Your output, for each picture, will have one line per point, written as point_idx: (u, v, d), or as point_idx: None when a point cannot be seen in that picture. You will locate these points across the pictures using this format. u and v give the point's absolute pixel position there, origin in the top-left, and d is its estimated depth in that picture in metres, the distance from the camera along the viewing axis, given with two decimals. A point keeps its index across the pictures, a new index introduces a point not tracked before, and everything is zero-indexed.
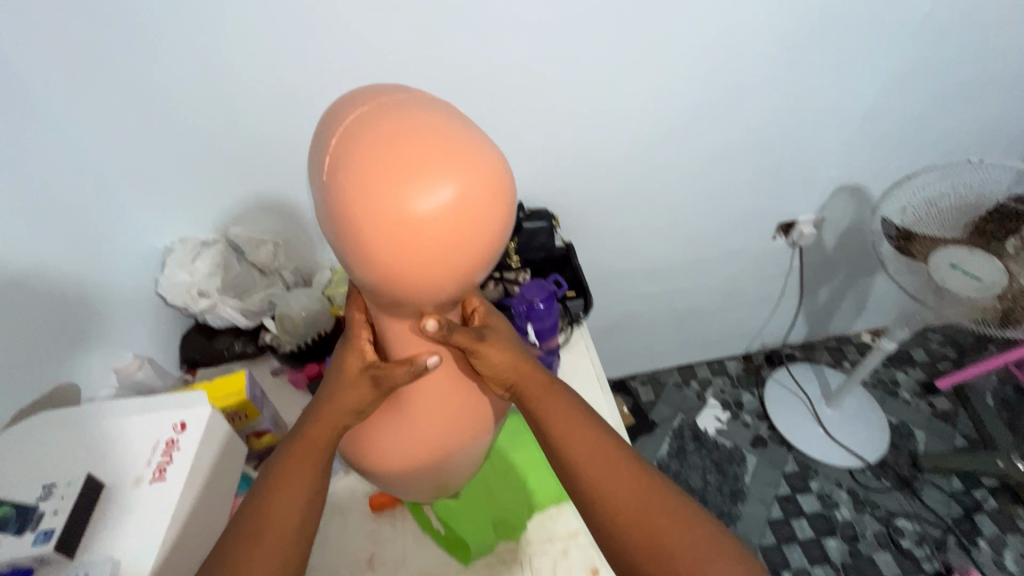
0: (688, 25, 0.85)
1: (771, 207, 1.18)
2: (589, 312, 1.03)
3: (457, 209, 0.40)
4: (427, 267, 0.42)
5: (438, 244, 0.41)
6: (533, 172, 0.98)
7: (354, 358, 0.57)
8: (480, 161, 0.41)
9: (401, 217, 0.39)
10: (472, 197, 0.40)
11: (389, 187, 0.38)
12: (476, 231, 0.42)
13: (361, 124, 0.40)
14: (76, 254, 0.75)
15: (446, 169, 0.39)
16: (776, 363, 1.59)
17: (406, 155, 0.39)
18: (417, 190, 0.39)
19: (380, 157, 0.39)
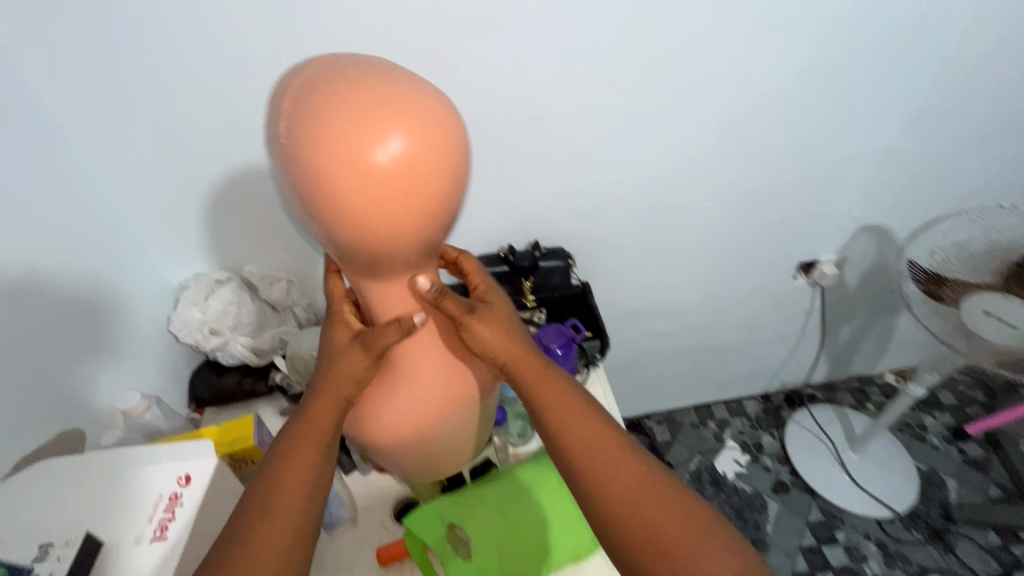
0: (708, 68, 0.84)
1: (791, 247, 1.16)
2: (606, 353, 1.01)
3: (413, 157, 0.39)
4: (395, 220, 0.41)
5: (402, 195, 0.40)
6: (549, 212, 0.97)
7: (338, 338, 0.58)
8: (427, 104, 0.40)
9: (363, 169, 0.38)
10: (427, 144, 0.39)
11: (344, 139, 0.37)
12: (438, 179, 0.41)
13: (306, 86, 0.39)
14: (91, 294, 0.75)
15: (397, 118, 0.38)
16: (796, 404, 1.54)
17: (358, 108, 0.38)
18: (372, 141, 0.38)
19: (333, 116, 0.38)
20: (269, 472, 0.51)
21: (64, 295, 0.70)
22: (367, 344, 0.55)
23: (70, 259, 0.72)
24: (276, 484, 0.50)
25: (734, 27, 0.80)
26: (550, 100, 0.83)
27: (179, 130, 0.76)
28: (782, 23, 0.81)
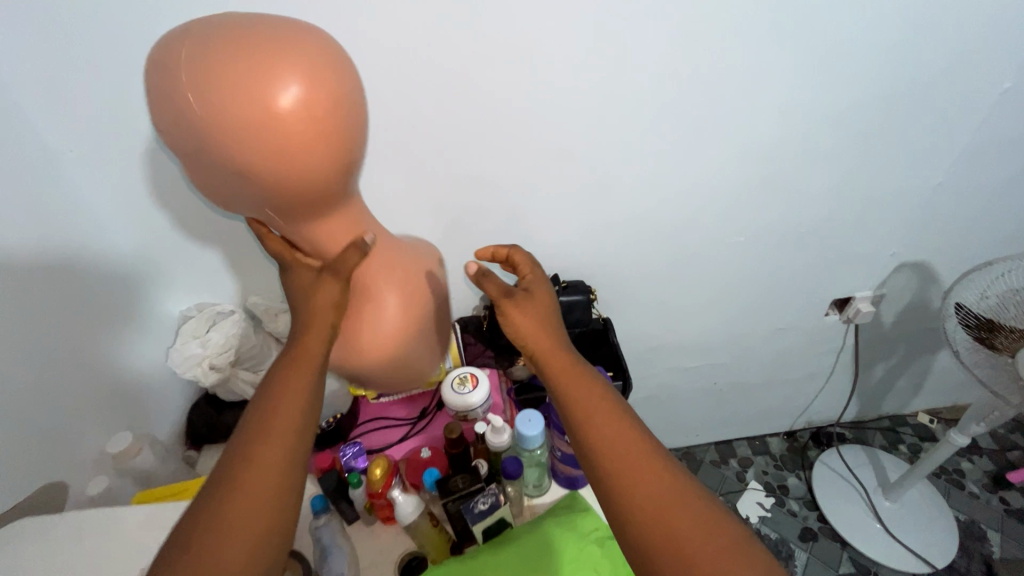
0: (748, 98, 0.78)
1: (825, 283, 1.10)
2: (628, 395, 0.94)
3: (316, 100, 0.36)
4: (312, 166, 0.39)
5: (312, 141, 0.37)
6: (571, 243, 0.92)
7: (300, 277, 0.51)
8: (319, 44, 0.37)
9: (265, 119, 0.35)
10: (330, 87, 0.37)
11: (233, 90, 0.34)
12: (346, 122, 0.39)
13: (182, 54, 0.35)
14: (82, 337, 0.70)
15: (293, 61, 0.35)
16: (824, 444, 1.46)
17: (248, 51, 0.34)
18: (266, 85, 0.34)
19: (219, 63, 0.34)
20: (253, 412, 0.46)
21: (50, 342, 0.66)
22: (337, 268, 0.49)
23: (60, 302, 0.67)
24: (264, 419, 0.45)
25: (782, 59, 0.75)
26: (580, 133, 0.77)
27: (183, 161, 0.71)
28: (833, 54, 0.75)
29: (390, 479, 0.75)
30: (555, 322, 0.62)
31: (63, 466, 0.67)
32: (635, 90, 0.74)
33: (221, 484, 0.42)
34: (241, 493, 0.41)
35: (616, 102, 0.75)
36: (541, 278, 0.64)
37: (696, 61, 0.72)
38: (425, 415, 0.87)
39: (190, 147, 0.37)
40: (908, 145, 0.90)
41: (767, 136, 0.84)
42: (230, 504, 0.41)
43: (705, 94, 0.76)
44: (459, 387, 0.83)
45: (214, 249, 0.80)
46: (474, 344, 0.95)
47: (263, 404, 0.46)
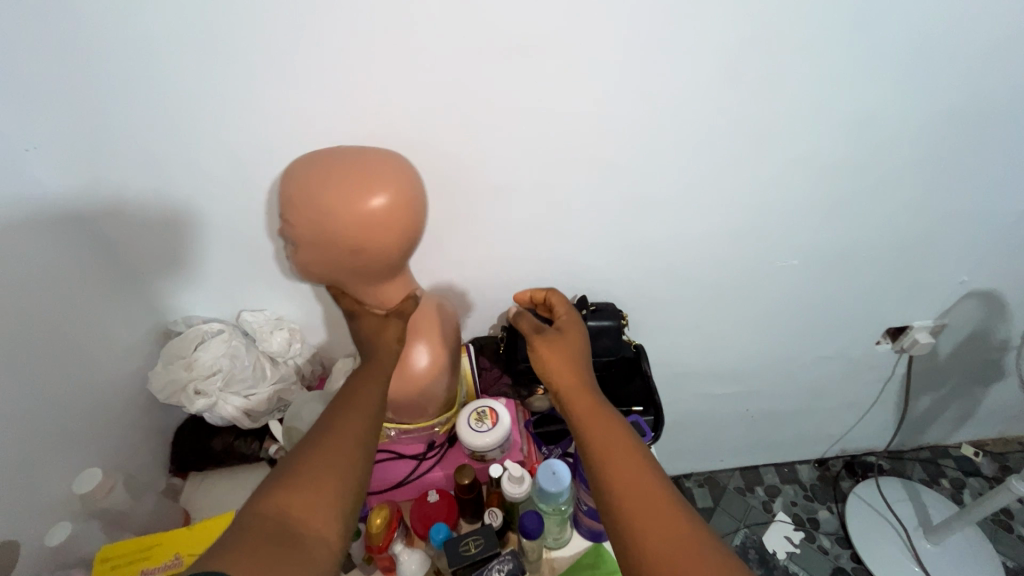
0: (812, 104, 0.68)
1: (878, 310, 0.99)
2: (660, 432, 0.85)
3: (396, 206, 0.51)
4: (384, 248, 0.53)
5: (387, 233, 0.52)
6: (598, 258, 0.83)
7: (368, 323, 0.63)
8: (397, 165, 0.53)
9: (361, 215, 0.50)
10: (407, 196, 0.52)
11: (344, 194, 0.49)
12: (410, 219, 0.53)
13: (313, 167, 0.50)
14: (47, 363, 0.63)
15: (385, 182, 0.51)
16: (858, 475, 1.36)
17: (356, 171, 0.50)
18: (365, 192, 0.49)
19: (339, 177, 0.50)
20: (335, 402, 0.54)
21: (30, 362, 0.60)
22: (402, 314, 0.64)
23: (37, 318, 0.62)
24: (351, 395, 0.55)
25: (855, 59, 0.64)
26: (615, 141, 0.68)
27: (170, 161, 0.63)
28: (915, 58, 0.65)
29: (392, 530, 0.67)
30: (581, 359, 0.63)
31: (33, 509, 0.59)
32: (680, 94, 0.65)
33: (314, 438, 0.49)
34: (333, 443, 0.49)
35: (660, 107, 0.66)
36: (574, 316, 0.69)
37: (754, 61, 0.63)
38: (433, 451, 0.78)
39: (302, 232, 0.51)
40: (994, 161, 0.78)
41: (831, 147, 0.74)
42: (326, 449, 0.48)
43: (763, 101, 0.67)
44: (476, 424, 0.74)
45: (205, 260, 0.74)
46: (489, 369, 0.86)
47: (353, 385, 0.57)
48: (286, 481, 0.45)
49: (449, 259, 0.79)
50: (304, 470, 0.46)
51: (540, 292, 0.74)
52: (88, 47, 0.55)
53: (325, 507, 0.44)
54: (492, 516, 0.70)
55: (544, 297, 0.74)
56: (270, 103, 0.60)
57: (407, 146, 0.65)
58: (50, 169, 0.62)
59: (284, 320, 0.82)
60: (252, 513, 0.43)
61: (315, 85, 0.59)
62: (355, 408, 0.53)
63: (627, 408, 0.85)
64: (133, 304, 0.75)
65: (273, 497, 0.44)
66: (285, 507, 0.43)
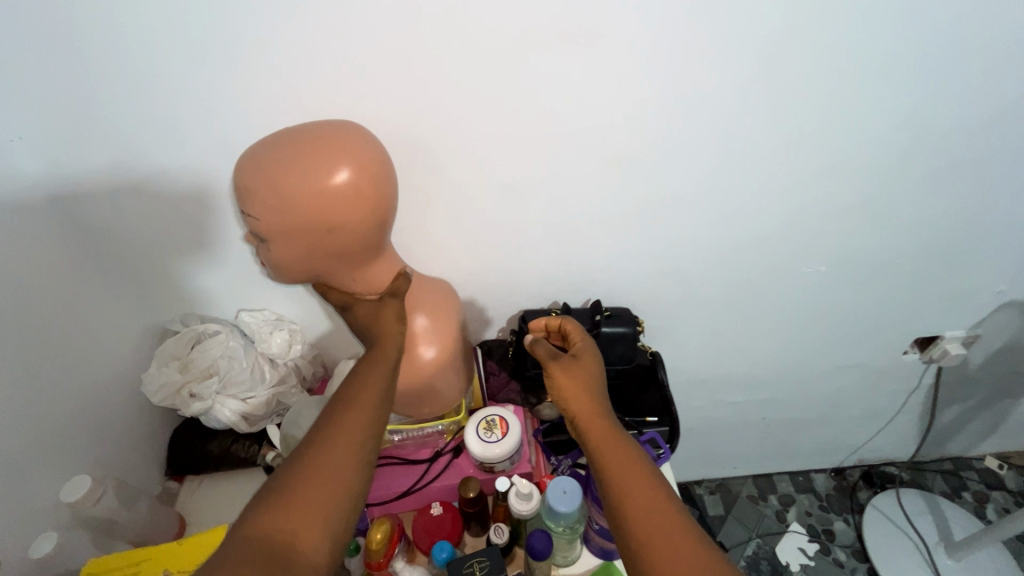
0: (847, 100, 0.64)
1: (907, 319, 0.94)
2: (675, 444, 0.81)
3: (360, 171, 0.48)
4: (358, 226, 0.50)
5: (354, 203, 0.48)
6: (613, 261, 0.79)
7: (363, 311, 0.60)
8: (358, 134, 0.49)
9: (318, 186, 0.47)
10: (375, 165, 0.49)
11: (299, 166, 0.46)
12: (380, 187, 0.49)
13: (266, 146, 0.48)
14: (35, 364, 0.60)
15: (342, 148, 0.47)
16: (876, 485, 1.31)
17: (308, 143, 0.47)
18: (327, 166, 0.46)
19: (291, 149, 0.47)
20: (336, 396, 0.49)
21: (18, 358, 0.58)
22: (397, 293, 0.60)
23: (27, 312, 0.59)
24: (353, 390, 0.49)
25: (897, 52, 0.60)
26: (635, 137, 0.64)
27: (166, 154, 0.61)
28: (964, 52, 0.60)
29: (393, 546, 0.64)
30: (601, 387, 0.58)
31: (18, 514, 0.57)
32: (705, 88, 0.61)
33: (310, 443, 0.44)
34: (331, 454, 0.43)
35: (683, 102, 0.62)
36: (592, 346, 0.63)
37: (788, 54, 0.59)
38: (437, 461, 0.74)
39: (265, 217, 0.48)
40: None
41: (866, 147, 0.69)
42: (318, 461, 0.42)
43: (795, 97, 0.63)
44: (485, 434, 0.71)
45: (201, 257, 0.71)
46: (497, 374, 0.82)
47: (354, 381, 0.50)
48: (281, 500, 0.40)
49: (457, 259, 0.76)
50: (292, 484, 0.41)
51: (556, 320, 0.68)
52: (77, 32, 0.52)
53: (314, 529, 0.39)
54: (498, 533, 0.66)
55: (558, 324, 0.68)
56: (271, 93, 0.57)
57: (415, 140, 0.62)
58: (40, 160, 0.59)
59: (284, 319, 0.79)
60: (240, 534, 0.38)
61: (318, 75, 0.56)
62: (355, 411, 0.47)
63: (641, 418, 0.81)
64: (128, 301, 0.73)
65: (268, 518, 0.39)
66: (268, 528, 0.38)
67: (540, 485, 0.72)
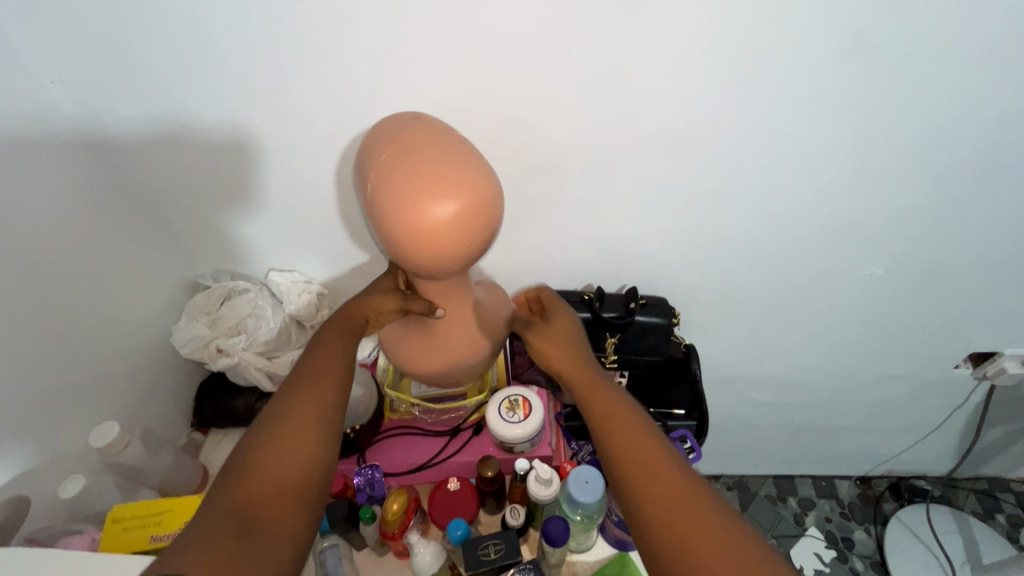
0: (934, 92, 0.57)
1: (962, 332, 0.88)
2: (702, 438, 0.80)
3: (460, 222, 0.41)
4: (435, 262, 0.44)
5: (439, 247, 0.42)
6: (652, 249, 0.76)
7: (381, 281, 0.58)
8: (486, 178, 0.43)
9: (420, 209, 0.40)
10: (478, 212, 0.42)
11: (417, 182, 0.40)
12: (474, 241, 0.44)
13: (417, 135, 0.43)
14: (70, 314, 0.61)
15: (456, 192, 0.41)
16: (903, 498, 1.27)
17: (439, 158, 0.41)
18: (437, 194, 0.40)
19: (421, 155, 0.41)
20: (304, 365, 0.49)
21: (50, 303, 0.58)
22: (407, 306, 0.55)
23: (61, 258, 0.59)
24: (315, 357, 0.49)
25: (1000, 42, 0.53)
26: (692, 120, 0.60)
27: (200, 108, 0.59)
28: None
29: (408, 518, 0.64)
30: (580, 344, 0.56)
31: (45, 455, 0.59)
32: (776, 72, 0.56)
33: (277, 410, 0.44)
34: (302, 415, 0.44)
35: (748, 86, 0.57)
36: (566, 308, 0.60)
37: (878, 36, 0.53)
38: (458, 436, 0.73)
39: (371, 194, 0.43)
40: None
41: (947, 147, 0.63)
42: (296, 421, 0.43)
43: (876, 87, 0.57)
44: (507, 414, 0.69)
45: (233, 214, 0.70)
46: (522, 353, 0.79)
47: (291, 394, 0.46)
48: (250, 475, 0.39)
49: (493, 235, 0.74)
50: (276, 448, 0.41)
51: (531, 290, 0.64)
52: None
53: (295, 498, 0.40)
54: (513, 514, 0.67)
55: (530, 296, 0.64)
56: (314, 48, 0.54)
57: (461, 103, 0.59)
58: (76, 109, 0.59)
59: (313, 283, 0.78)
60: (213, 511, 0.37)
61: (366, 34, 0.53)
62: (316, 382, 0.47)
63: (668, 411, 0.79)
64: (161, 254, 0.73)
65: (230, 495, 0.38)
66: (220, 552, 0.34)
67: (560, 471, 0.70)
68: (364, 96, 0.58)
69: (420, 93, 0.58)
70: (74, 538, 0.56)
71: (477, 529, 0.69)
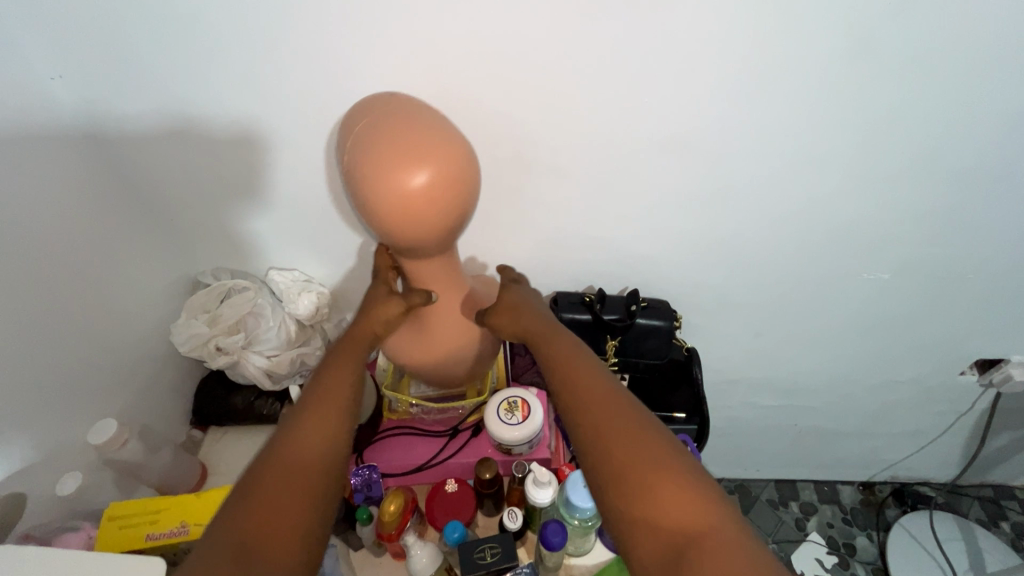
0: (942, 95, 0.56)
1: (969, 337, 0.87)
2: (703, 443, 0.79)
3: (435, 190, 0.42)
4: (411, 232, 0.44)
5: (416, 215, 0.42)
6: (654, 250, 0.75)
7: (375, 291, 0.57)
8: (471, 148, 0.45)
9: (398, 178, 0.40)
10: (452, 176, 0.42)
11: (393, 148, 0.40)
12: (447, 212, 0.44)
13: (392, 106, 0.43)
14: (70, 312, 0.61)
15: (432, 162, 0.41)
16: (906, 505, 1.25)
17: (413, 127, 0.41)
18: (413, 163, 0.40)
19: (395, 123, 0.41)
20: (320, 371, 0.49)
21: (50, 300, 0.58)
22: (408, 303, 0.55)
23: (61, 255, 0.59)
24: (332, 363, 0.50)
25: (1013, 43, 0.52)
26: (696, 119, 0.59)
27: (200, 104, 0.59)
28: None
29: (405, 519, 0.64)
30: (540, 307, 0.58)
31: (44, 451, 0.59)
32: (784, 72, 0.55)
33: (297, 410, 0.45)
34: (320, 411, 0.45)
35: (754, 85, 0.56)
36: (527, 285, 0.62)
37: (887, 35, 0.52)
38: (457, 437, 0.73)
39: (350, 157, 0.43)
40: None
41: (956, 149, 0.62)
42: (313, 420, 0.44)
43: (885, 87, 0.56)
44: (506, 416, 0.68)
45: (233, 211, 0.70)
46: (522, 355, 0.80)
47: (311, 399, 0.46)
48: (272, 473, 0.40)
49: (494, 235, 0.73)
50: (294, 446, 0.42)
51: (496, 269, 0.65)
52: None
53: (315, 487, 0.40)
54: (511, 517, 0.65)
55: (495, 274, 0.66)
56: (315, 45, 0.54)
57: (462, 101, 0.58)
58: (77, 103, 0.59)
59: (313, 282, 0.78)
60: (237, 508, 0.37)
61: (367, 31, 0.53)
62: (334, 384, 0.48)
63: (670, 415, 0.79)
64: (161, 251, 0.73)
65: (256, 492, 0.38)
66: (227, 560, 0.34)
67: (559, 474, 0.70)
68: (364, 92, 0.58)
69: (422, 90, 0.57)
70: (70, 536, 0.56)
71: (475, 531, 0.69)
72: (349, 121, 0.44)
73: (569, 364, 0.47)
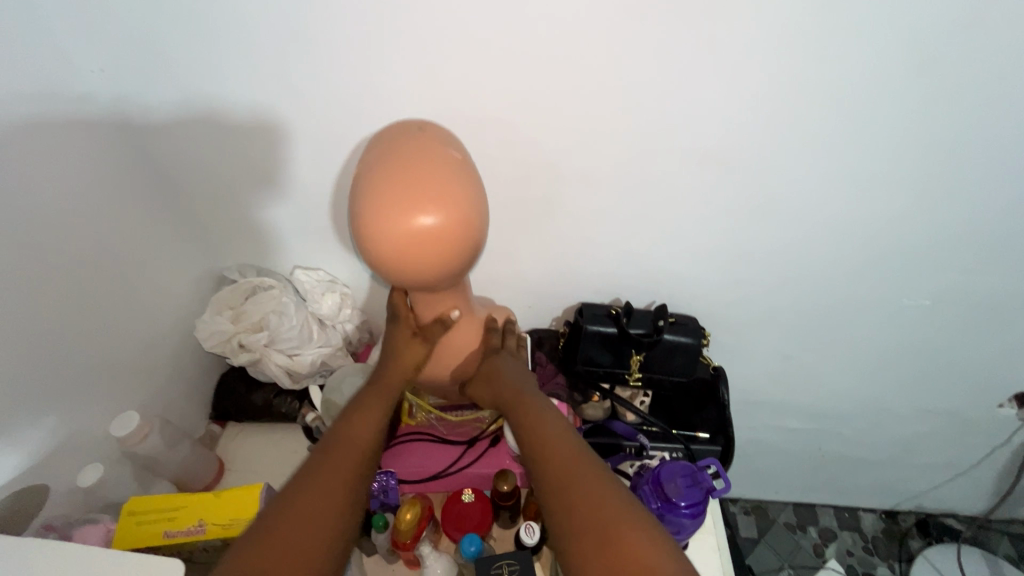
0: (997, 114, 0.54)
1: (1009, 368, 0.83)
2: (728, 464, 0.77)
3: (434, 235, 0.43)
4: (408, 264, 0.45)
5: (416, 251, 0.44)
6: (684, 264, 0.73)
7: (396, 334, 0.59)
8: (480, 211, 0.46)
9: (404, 216, 0.42)
10: (455, 227, 0.44)
11: (403, 188, 0.42)
12: (442, 259, 0.45)
13: (416, 145, 0.45)
14: (99, 302, 0.61)
15: (436, 210, 0.43)
16: (931, 537, 1.21)
17: (425, 175, 0.43)
18: (420, 208, 0.42)
19: (409, 165, 0.43)
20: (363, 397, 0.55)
21: (79, 289, 0.59)
22: (429, 336, 0.59)
23: (92, 245, 0.60)
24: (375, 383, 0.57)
25: None
26: (734, 133, 0.58)
27: (235, 99, 0.59)
28: None
29: (421, 528, 0.62)
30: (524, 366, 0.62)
31: (67, 439, 0.59)
32: (833, 87, 0.54)
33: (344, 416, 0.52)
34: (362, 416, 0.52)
35: (800, 98, 0.55)
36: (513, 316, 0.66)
37: (939, 51, 0.50)
38: (475, 446, 0.72)
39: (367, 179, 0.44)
40: None
41: (1009, 172, 0.59)
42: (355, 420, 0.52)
43: (941, 104, 0.54)
44: None
45: (261, 207, 0.70)
46: (544, 366, 0.78)
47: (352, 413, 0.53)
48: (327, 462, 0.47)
49: (522, 243, 0.72)
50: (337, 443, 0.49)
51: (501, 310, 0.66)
52: None
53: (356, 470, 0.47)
54: (527, 532, 0.64)
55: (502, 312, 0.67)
56: (352, 43, 0.54)
57: (496, 105, 0.57)
58: (115, 92, 0.59)
59: (337, 282, 0.78)
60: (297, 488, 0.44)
61: (407, 32, 0.52)
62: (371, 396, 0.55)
63: (692, 434, 0.77)
64: (189, 244, 0.74)
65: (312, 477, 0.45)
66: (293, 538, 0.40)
67: None
68: (399, 93, 0.57)
69: (456, 93, 0.57)
70: (89, 528, 0.56)
71: (492, 544, 0.67)
72: (377, 145, 0.46)
73: (529, 407, 0.53)
